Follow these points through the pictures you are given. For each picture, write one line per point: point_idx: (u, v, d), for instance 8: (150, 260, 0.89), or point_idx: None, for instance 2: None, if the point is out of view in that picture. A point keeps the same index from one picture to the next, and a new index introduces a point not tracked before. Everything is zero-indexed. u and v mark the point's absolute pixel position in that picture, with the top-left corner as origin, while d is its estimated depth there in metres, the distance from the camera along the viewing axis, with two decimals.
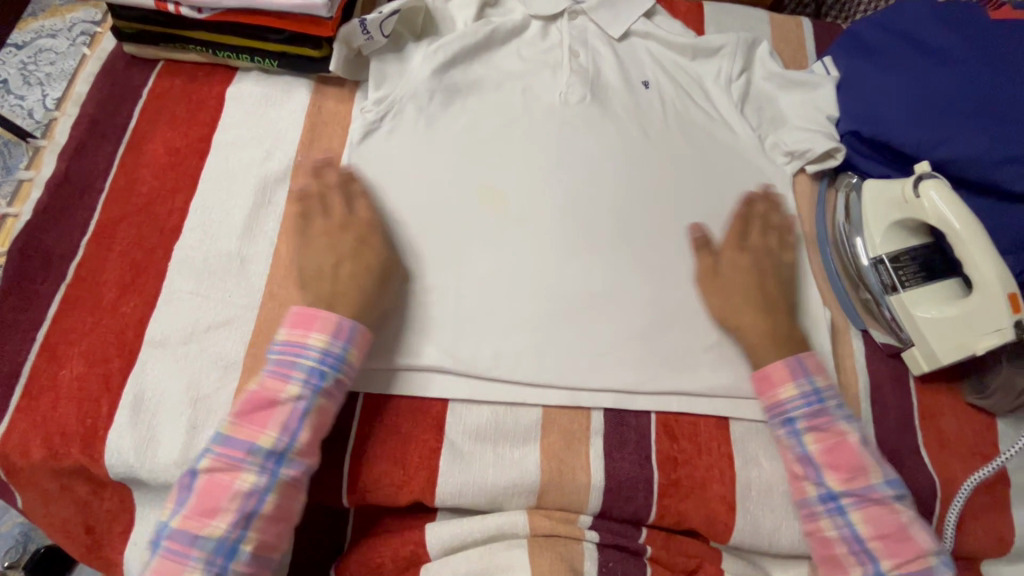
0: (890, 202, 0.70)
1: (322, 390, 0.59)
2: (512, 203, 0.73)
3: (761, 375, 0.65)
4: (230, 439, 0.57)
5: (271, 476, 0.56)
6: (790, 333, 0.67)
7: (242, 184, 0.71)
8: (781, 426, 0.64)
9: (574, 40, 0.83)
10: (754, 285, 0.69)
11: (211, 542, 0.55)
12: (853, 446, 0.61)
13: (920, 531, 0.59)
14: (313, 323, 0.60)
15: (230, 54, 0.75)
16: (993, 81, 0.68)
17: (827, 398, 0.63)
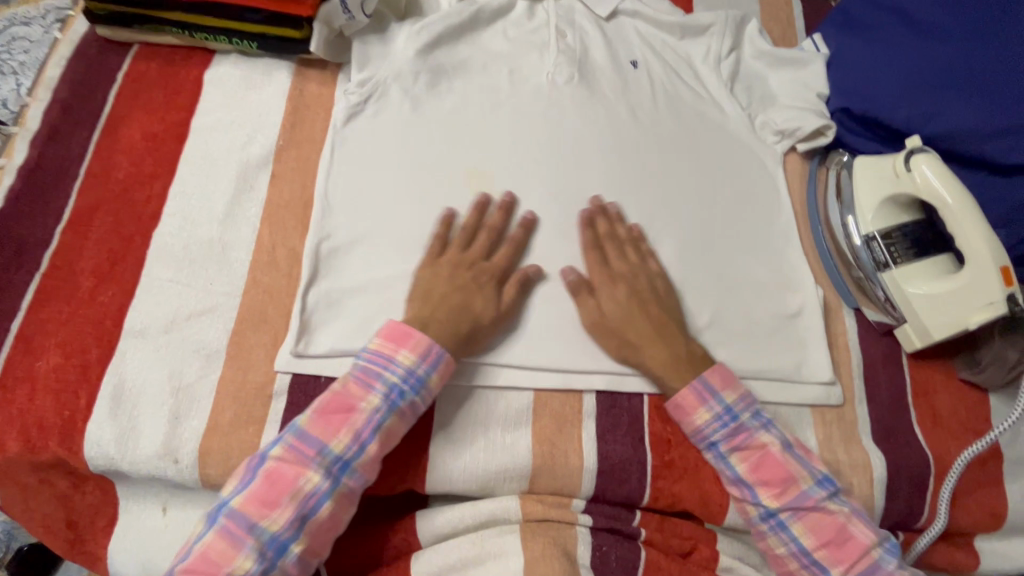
0: (881, 178, 0.70)
1: (398, 408, 0.58)
2: (500, 185, 0.71)
3: (675, 405, 0.62)
4: (307, 433, 0.56)
5: (334, 482, 0.56)
6: (692, 358, 0.64)
7: (223, 169, 0.69)
8: (708, 451, 0.62)
9: (560, 20, 0.81)
10: (635, 311, 0.65)
11: (266, 534, 0.53)
12: (777, 458, 0.61)
13: (861, 527, 0.59)
14: (405, 340, 0.59)
15: (207, 36, 0.73)
16: (982, 53, 0.67)
17: (742, 414, 0.62)
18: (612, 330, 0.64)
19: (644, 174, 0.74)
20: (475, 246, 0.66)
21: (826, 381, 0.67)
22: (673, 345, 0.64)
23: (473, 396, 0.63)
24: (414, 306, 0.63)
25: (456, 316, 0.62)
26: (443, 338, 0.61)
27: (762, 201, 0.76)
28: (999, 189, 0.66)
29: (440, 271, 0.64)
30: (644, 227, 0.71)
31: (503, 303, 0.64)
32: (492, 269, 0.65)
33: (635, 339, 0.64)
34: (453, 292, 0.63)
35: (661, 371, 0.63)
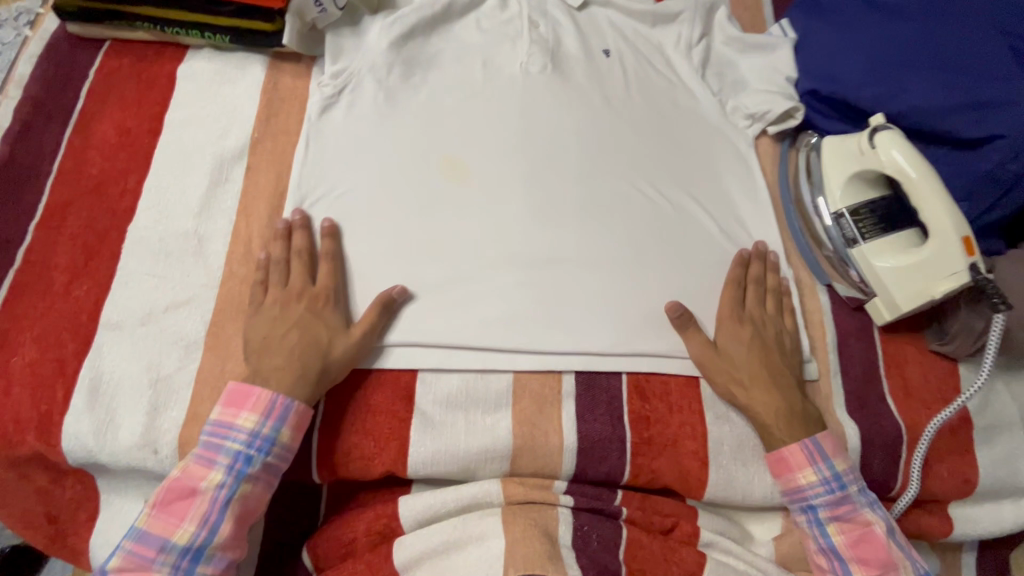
0: (847, 156, 0.71)
1: (247, 476, 0.57)
2: (475, 173, 0.72)
3: (778, 459, 0.63)
4: (146, 534, 0.55)
5: (187, 574, 0.55)
6: (802, 409, 0.65)
7: (198, 162, 0.69)
8: (801, 512, 0.63)
9: (532, 10, 0.82)
10: (756, 358, 0.66)
11: None
12: (879, 538, 0.61)
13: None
14: (245, 402, 0.58)
15: (179, 31, 0.73)
16: (942, 31, 0.69)
17: (850, 484, 0.62)
18: (728, 374, 0.66)
19: (617, 158, 0.75)
20: (295, 276, 0.64)
21: (800, 356, 0.69)
22: (787, 393, 0.65)
23: (452, 381, 0.64)
24: (253, 358, 0.61)
25: (300, 354, 0.60)
26: (283, 384, 0.59)
27: (734, 183, 0.77)
28: (961, 164, 0.68)
29: (269, 318, 0.62)
30: (619, 211, 0.72)
31: (350, 330, 0.62)
32: (324, 296, 0.64)
33: (750, 386, 0.65)
34: (289, 331, 0.61)
35: (767, 419, 0.64)
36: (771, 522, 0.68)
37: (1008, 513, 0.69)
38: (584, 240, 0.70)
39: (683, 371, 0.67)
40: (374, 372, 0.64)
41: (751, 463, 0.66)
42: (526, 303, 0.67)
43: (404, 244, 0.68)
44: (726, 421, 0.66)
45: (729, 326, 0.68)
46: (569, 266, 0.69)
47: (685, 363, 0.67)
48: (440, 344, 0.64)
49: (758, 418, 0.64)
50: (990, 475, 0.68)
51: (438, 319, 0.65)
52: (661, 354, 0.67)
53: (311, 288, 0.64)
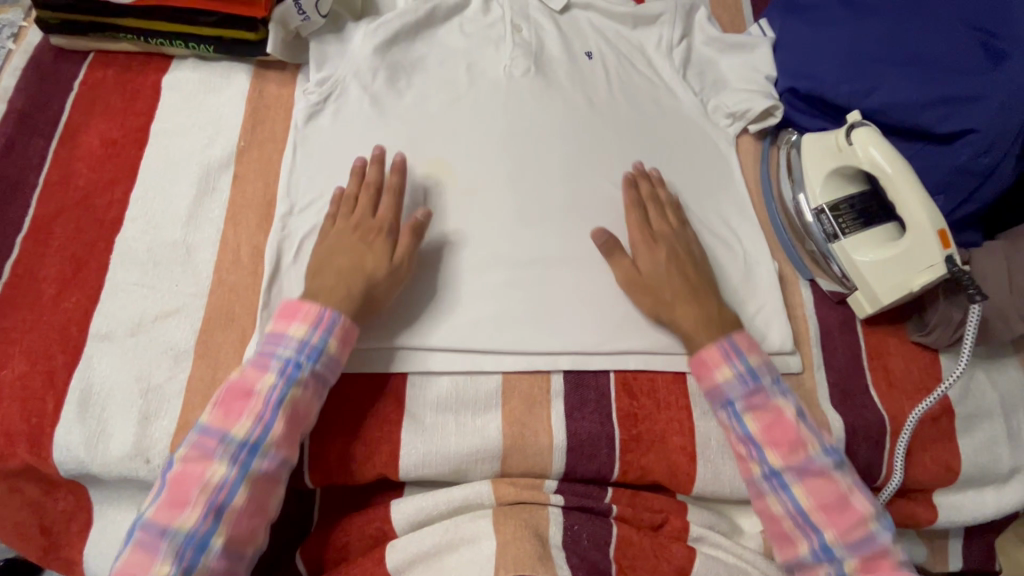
0: (826, 152, 0.72)
1: (298, 379, 0.58)
2: (461, 176, 0.73)
3: (699, 361, 0.65)
4: (208, 428, 0.56)
5: (243, 468, 0.55)
6: (721, 316, 0.67)
7: (184, 172, 0.70)
8: (722, 409, 0.64)
9: (515, 14, 0.83)
10: (673, 270, 0.68)
11: (181, 534, 0.52)
12: (790, 421, 0.62)
13: (859, 499, 0.60)
14: (295, 315, 0.60)
15: (163, 41, 0.74)
16: (914, 29, 0.70)
17: (763, 376, 0.64)
18: (648, 288, 0.68)
19: (602, 159, 0.76)
20: (360, 209, 0.67)
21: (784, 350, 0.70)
22: (709, 302, 0.67)
23: (441, 383, 0.65)
24: (309, 280, 0.64)
25: (345, 280, 0.62)
26: (334, 301, 0.61)
27: (717, 181, 0.78)
28: (936, 158, 0.69)
29: (332, 242, 0.65)
30: (604, 211, 0.74)
31: (392, 257, 0.64)
32: (379, 227, 0.66)
33: (670, 296, 0.67)
34: (345, 257, 0.64)
35: (690, 327, 0.66)
36: (759, 516, 0.68)
37: (990, 500, 0.71)
38: (569, 240, 0.71)
39: (670, 368, 0.68)
40: (363, 377, 0.64)
41: None
42: (514, 304, 0.68)
43: None
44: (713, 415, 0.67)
45: (642, 241, 0.70)
46: (555, 266, 0.70)
47: (672, 360, 0.68)
48: (428, 347, 0.65)
49: (681, 327, 0.66)
50: (972, 463, 0.69)
51: (426, 322, 0.66)
52: (648, 351, 0.68)
53: (371, 221, 0.66)
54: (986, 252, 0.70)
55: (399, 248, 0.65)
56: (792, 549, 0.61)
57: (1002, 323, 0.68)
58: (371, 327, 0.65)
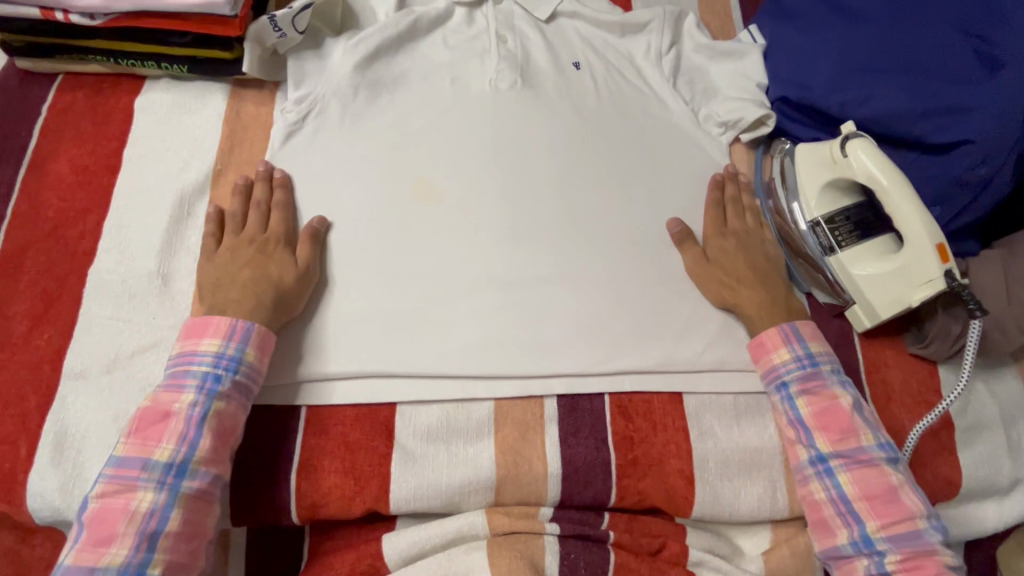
0: (820, 164, 0.71)
1: (219, 393, 0.57)
2: (447, 196, 0.71)
3: (755, 342, 0.67)
4: (124, 459, 0.54)
5: (172, 491, 0.53)
6: (785, 302, 0.69)
7: (159, 199, 0.67)
8: (776, 391, 0.65)
9: (499, 25, 0.80)
10: (742, 258, 0.71)
11: (111, 571, 0.50)
12: (844, 409, 0.63)
13: (908, 495, 0.60)
14: (205, 330, 0.59)
15: (134, 62, 0.71)
16: (907, 37, 0.70)
17: (821, 363, 0.65)
18: (715, 272, 0.70)
19: (591, 173, 0.74)
20: (250, 225, 0.66)
21: None
22: (767, 286, 0.70)
23: (431, 412, 0.63)
24: (210, 296, 0.62)
25: (253, 290, 0.61)
26: (243, 310, 0.60)
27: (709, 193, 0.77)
28: (932, 167, 0.69)
29: (222, 258, 0.64)
30: (595, 227, 0.71)
31: (296, 263, 0.64)
32: (273, 238, 0.65)
33: (736, 281, 0.69)
34: (243, 269, 0.63)
35: (750, 311, 0.68)
36: (759, 535, 0.66)
37: (991, 513, 0.70)
38: (560, 259, 0.69)
39: (666, 388, 0.66)
40: (351, 409, 0.63)
41: (738, 478, 0.64)
42: (505, 326, 0.66)
43: (377, 273, 0.67)
44: (711, 437, 0.65)
45: (715, 234, 0.73)
46: (545, 286, 0.68)
47: (667, 381, 0.67)
48: (418, 375, 0.64)
49: (743, 312, 0.69)
50: (974, 477, 0.68)
51: (415, 349, 0.64)
52: (642, 372, 0.66)
53: (260, 234, 0.65)
54: (983, 262, 0.69)
55: (299, 255, 0.65)
56: (830, 538, 0.61)
57: (1001, 334, 0.67)
58: (358, 356, 0.63)
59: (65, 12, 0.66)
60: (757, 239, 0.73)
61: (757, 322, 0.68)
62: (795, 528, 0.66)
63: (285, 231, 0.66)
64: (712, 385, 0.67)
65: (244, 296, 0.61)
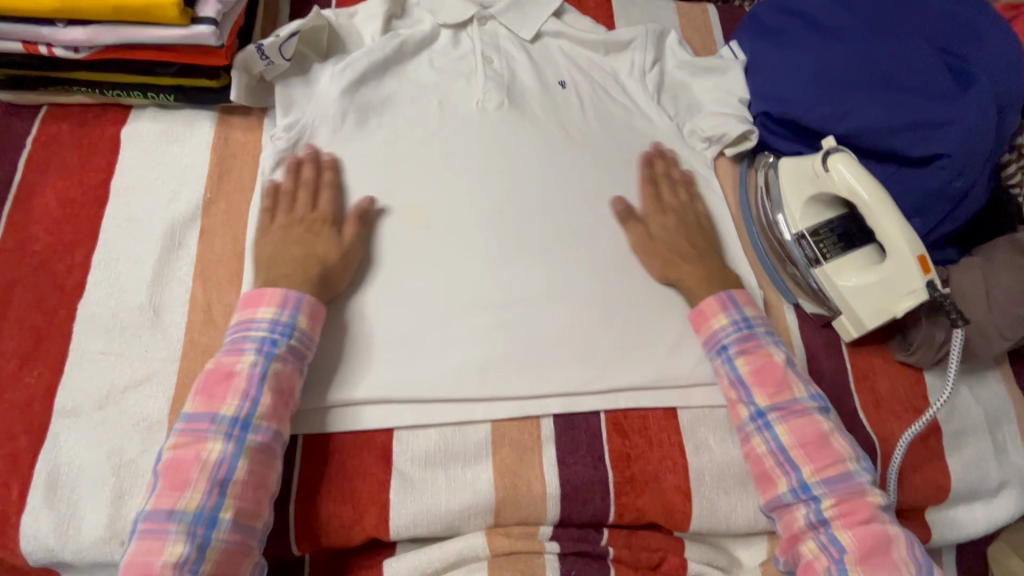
0: (804, 177, 0.72)
1: (275, 355, 0.58)
2: (438, 218, 0.71)
3: (696, 312, 0.69)
4: (194, 413, 0.56)
5: (239, 442, 0.54)
6: (724, 275, 0.71)
7: (149, 230, 0.67)
8: (716, 355, 0.67)
9: (485, 46, 0.81)
10: (681, 236, 0.73)
11: (188, 514, 0.51)
12: (779, 364, 0.64)
13: (839, 441, 0.62)
14: (261, 300, 0.61)
15: (119, 93, 0.71)
16: (882, 55, 0.72)
17: (756, 325, 0.67)
18: (660, 248, 0.72)
19: (580, 192, 0.75)
20: (304, 202, 0.68)
21: None
22: (704, 260, 0.71)
23: (429, 436, 0.63)
24: (262, 270, 0.64)
25: (300, 265, 0.64)
26: (293, 283, 0.62)
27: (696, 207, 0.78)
28: (911, 180, 0.70)
29: (276, 233, 0.66)
30: (585, 245, 0.72)
31: (342, 242, 0.66)
32: (323, 217, 0.68)
33: (680, 258, 0.71)
34: (296, 246, 0.65)
35: (694, 286, 0.70)
36: (757, 547, 0.66)
37: (980, 515, 0.72)
38: (551, 279, 0.70)
39: (660, 404, 0.67)
40: (348, 437, 0.63)
41: (734, 491, 0.65)
42: (500, 347, 0.66)
43: (371, 299, 0.67)
44: (706, 450, 0.66)
45: (652, 212, 0.75)
46: (537, 306, 0.69)
47: (661, 396, 0.67)
48: (414, 400, 0.64)
49: (685, 286, 0.70)
50: (962, 480, 0.70)
51: (410, 374, 0.64)
52: (637, 389, 0.67)
53: (315, 212, 0.68)
54: (963, 270, 0.71)
55: (347, 233, 0.67)
56: (772, 489, 0.61)
57: (982, 341, 0.69)
58: (353, 382, 0.63)
59: (48, 45, 0.65)
60: (694, 210, 0.76)
61: (699, 293, 0.69)
62: None
63: (333, 210, 0.68)
64: (706, 399, 0.68)
65: (294, 271, 0.63)
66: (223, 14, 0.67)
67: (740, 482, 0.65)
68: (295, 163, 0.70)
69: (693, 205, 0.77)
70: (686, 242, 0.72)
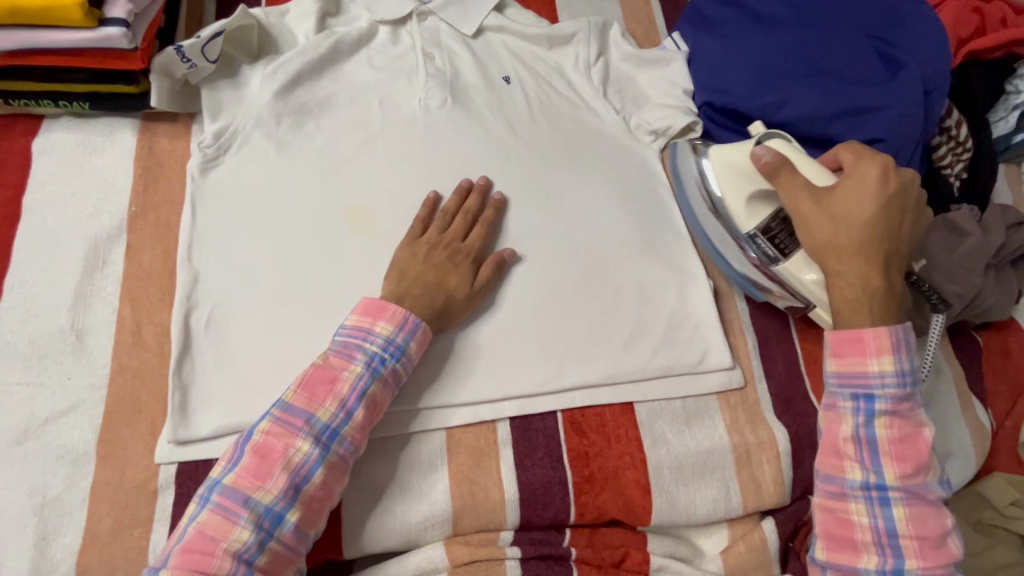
0: (738, 176, 0.68)
1: (380, 374, 0.56)
2: (384, 223, 0.69)
3: (854, 338, 0.58)
4: (292, 406, 0.53)
5: (325, 450, 0.52)
6: (898, 295, 0.59)
7: (68, 248, 0.63)
8: (855, 399, 0.58)
9: (426, 42, 0.78)
10: (874, 232, 0.59)
11: (261, 505, 0.49)
12: (924, 442, 0.58)
13: (953, 540, 0.57)
14: (381, 313, 0.58)
15: (28, 101, 0.66)
16: (817, 44, 0.74)
17: (915, 385, 0.58)
18: (823, 222, 0.60)
19: (530, 190, 0.74)
20: (454, 229, 0.68)
21: (726, 367, 0.69)
22: (885, 274, 0.59)
23: (382, 449, 0.61)
24: (390, 283, 0.62)
25: (429, 290, 0.62)
26: (419, 307, 0.61)
27: (644, 196, 0.77)
28: None
29: (418, 250, 0.65)
30: (537, 244, 0.71)
31: (473, 283, 0.65)
32: (467, 251, 0.66)
33: (852, 249, 0.59)
34: (430, 270, 0.64)
35: (844, 292, 0.59)
36: (717, 535, 0.66)
37: None
38: (503, 280, 0.69)
39: (617, 399, 0.67)
40: None
41: (692, 482, 0.65)
42: (451, 351, 0.65)
43: (314, 312, 0.63)
44: (664, 443, 0.65)
45: (862, 187, 0.59)
46: (489, 308, 0.67)
47: (618, 392, 0.67)
48: None
49: (835, 284, 0.60)
50: None
51: None
52: (593, 386, 0.66)
53: (462, 244, 0.67)
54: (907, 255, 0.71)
55: (481, 275, 0.66)
56: (850, 558, 0.57)
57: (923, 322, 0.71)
58: None
59: None
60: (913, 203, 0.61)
61: (860, 314, 0.58)
62: (751, 522, 0.67)
63: (479, 248, 0.68)
64: (662, 392, 0.68)
65: (423, 293, 0.61)
66: (136, 14, 0.63)
67: (698, 472, 0.65)
68: (464, 188, 0.70)
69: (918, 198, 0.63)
70: (878, 244, 0.59)
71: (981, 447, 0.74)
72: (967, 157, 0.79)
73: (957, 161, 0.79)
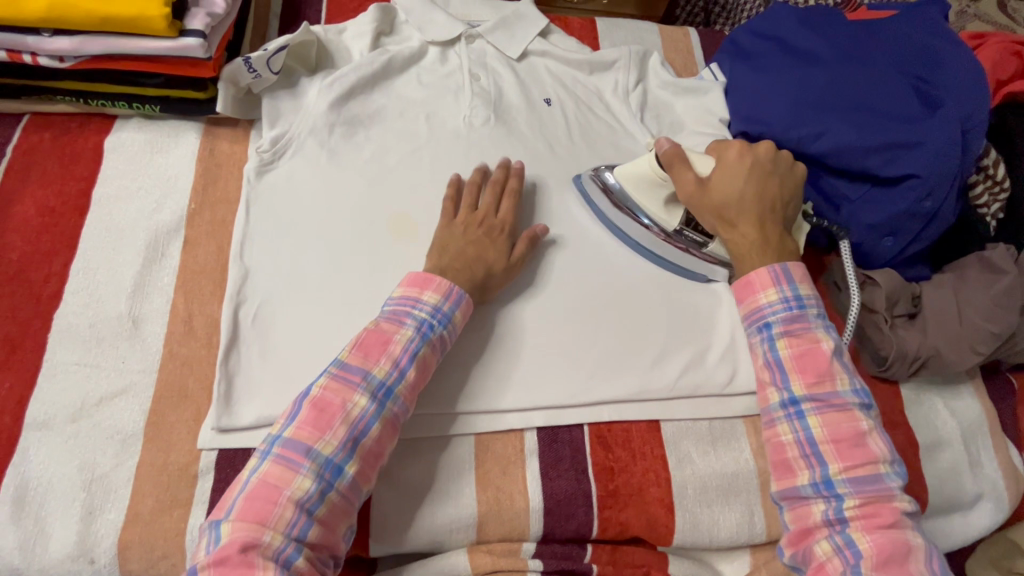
0: (645, 182, 0.72)
1: (429, 338, 0.59)
2: (425, 231, 0.71)
3: (744, 282, 0.67)
4: (348, 363, 0.56)
5: (380, 406, 0.55)
6: (779, 243, 0.68)
7: (130, 239, 0.67)
8: (758, 332, 0.65)
9: (472, 63, 0.82)
10: (750, 192, 0.69)
11: (322, 456, 0.51)
12: (824, 353, 0.62)
13: (875, 441, 0.59)
14: (428, 284, 0.61)
15: (105, 101, 0.72)
16: (854, 80, 0.75)
17: (808, 306, 0.64)
18: (713, 203, 0.69)
19: (567, 208, 0.77)
20: (488, 205, 0.70)
21: (753, 391, 0.69)
22: (759, 226, 0.68)
23: (413, 450, 0.63)
24: (432, 259, 0.65)
25: (469, 265, 0.65)
26: (460, 279, 0.64)
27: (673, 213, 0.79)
28: (883, 201, 0.73)
29: (455, 229, 0.68)
30: (570, 259, 0.73)
31: (511, 254, 0.68)
32: (502, 225, 0.69)
33: (734, 213, 0.69)
34: (467, 245, 0.67)
35: (742, 249, 0.68)
36: (739, 561, 0.66)
37: (957, 527, 0.71)
38: (535, 294, 0.71)
39: (643, 416, 0.67)
40: None
41: (717, 504, 0.65)
42: (482, 359, 0.66)
43: (354, 311, 0.66)
44: (688, 463, 0.66)
45: (729, 163, 0.70)
46: (520, 320, 0.69)
47: (645, 409, 0.67)
48: None
49: (732, 244, 0.69)
50: (940, 491, 0.70)
51: None
52: (620, 402, 0.67)
53: (496, 218, 0.70)
54: (936, 288, 0.74)
55: (519, 247, 0.69)
56: (789, 479, 0.59)
57: (954, 355, 0.70)
58: None
59: (33, 54, 0.65)
60: (779, 168, 0.70)
61: (752, 260, 0.67)
62: (773, 551, 0.66)
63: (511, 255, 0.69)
64: (689, 411, 0.68)
65: (464, 266, 0.65)
66: (212, 27, 0.67)
67: (724, 495, 0.65)
68: (499, 171, 0.73)
69: (775, 164, 0.70)
70: (757, 203, 0.68)
71: (1014, 492, 0.72)
72: (1004, 197, 0.78)
73: (995, 201, 0.78)
